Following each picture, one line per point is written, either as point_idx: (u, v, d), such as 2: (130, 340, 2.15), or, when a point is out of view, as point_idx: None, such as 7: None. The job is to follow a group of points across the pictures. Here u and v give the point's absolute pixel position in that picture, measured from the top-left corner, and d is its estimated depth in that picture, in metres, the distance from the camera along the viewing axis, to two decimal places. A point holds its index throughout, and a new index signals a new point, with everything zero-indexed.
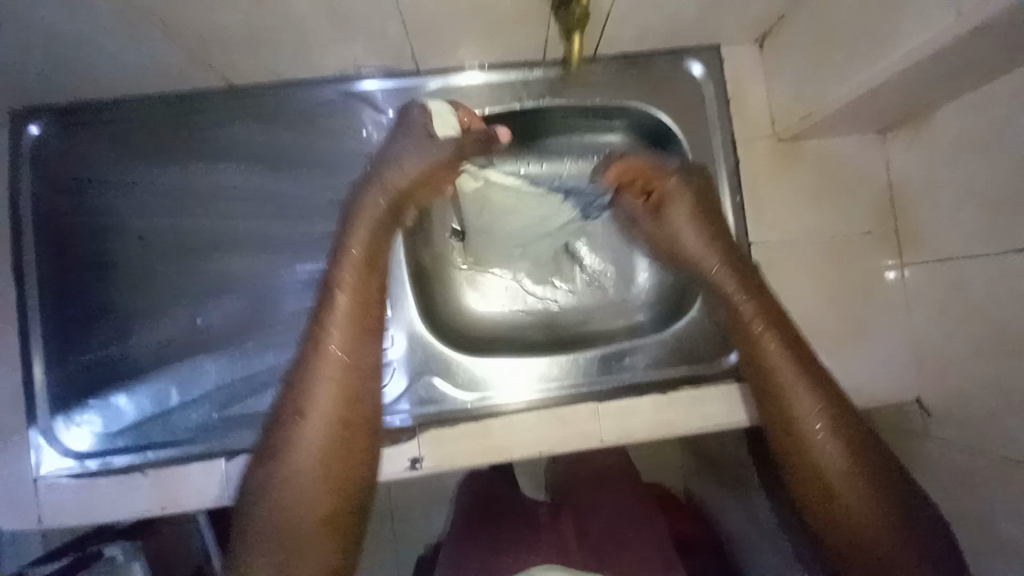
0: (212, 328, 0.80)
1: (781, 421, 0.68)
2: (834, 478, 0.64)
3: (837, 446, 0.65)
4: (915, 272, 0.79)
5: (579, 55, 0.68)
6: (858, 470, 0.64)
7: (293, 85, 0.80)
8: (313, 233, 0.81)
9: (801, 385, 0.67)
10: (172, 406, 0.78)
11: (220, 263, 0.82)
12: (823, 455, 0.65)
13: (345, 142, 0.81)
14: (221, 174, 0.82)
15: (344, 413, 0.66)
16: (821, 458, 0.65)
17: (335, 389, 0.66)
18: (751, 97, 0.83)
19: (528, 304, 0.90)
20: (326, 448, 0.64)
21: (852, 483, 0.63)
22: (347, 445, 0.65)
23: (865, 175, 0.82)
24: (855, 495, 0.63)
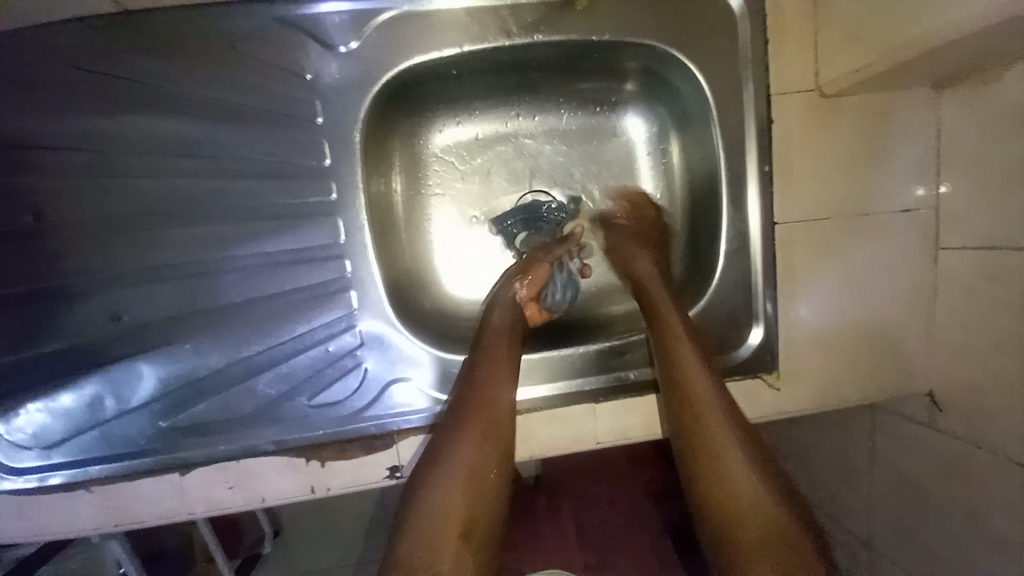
0: (140, 325, 0.67)
1: (700, 446, 0.61)
2: (747, 513, 0.57)
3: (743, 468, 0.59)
4: (948, 256, 0.70)
5: None
6: (756, 499, 0.57)
7: (218, 7, 0.61)
8: (251, 208, 0.66)
9: (720, 407, 0.62)
10: (106, 416, 0.67)
11: (139, 245, 0.66)
12: (723, 473, 0.59)
13: (282, 88, 0.63)
14: (123, 129, 0.63)
15: (480, 432, 0.62)
16: (743, 497, 0.58)
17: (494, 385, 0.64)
18: (793, 36, 0.66)
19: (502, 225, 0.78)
20: (454, 480, 0.60)
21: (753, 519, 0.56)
22: (460, 459, 0.61)
23: (913, 139, 0.69)
24: (762, 528, 0.56)
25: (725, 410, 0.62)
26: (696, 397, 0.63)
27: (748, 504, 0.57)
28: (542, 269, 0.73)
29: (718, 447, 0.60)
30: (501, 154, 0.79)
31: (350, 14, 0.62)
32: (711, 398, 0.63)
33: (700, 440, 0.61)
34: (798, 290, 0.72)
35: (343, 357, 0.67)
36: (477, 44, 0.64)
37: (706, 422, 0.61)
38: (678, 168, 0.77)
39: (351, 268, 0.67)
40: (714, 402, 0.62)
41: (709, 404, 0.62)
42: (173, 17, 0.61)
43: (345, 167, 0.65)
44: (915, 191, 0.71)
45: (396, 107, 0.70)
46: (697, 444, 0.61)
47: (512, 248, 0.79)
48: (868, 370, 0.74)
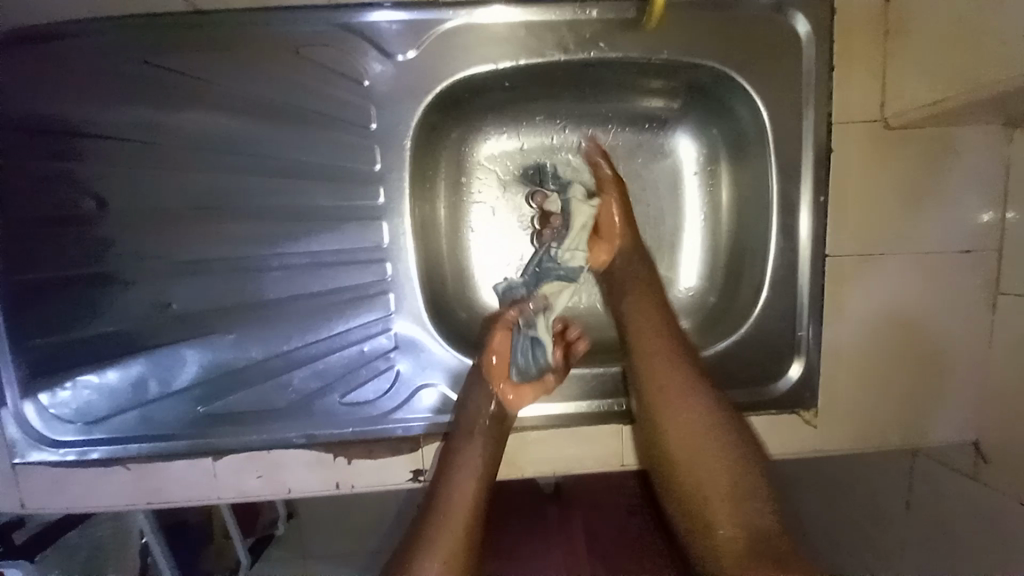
0: (189, 312, 0.69)
1: (658, 411, 0.63)
2: (700, 472, 0.61)
3: (699, 430, 0.62)
4: (1010, 302, 0.66)
5: None
6: (711, 457, 0.61)
7: (287, 11, 0.62)
8: (300, 207, 0.68)
9: (678, 376, 0.63)
10: (150, 397, 0.69)
11: (194, 235, 0.68)
12: (683, 435, 0.62)
13: (340, 93, 0.64)
14: (188, 123, 0.65)
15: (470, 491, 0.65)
16: (699, 456, 0.61)
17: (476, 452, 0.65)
18: (860, 65, 0.64)
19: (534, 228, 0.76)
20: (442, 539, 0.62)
21: (710, 475, 0.61)
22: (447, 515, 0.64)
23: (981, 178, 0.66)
24: (714, 480, 0.60)
25: (679, 378, 0.63)
26: (653, 368, 0.64)
27: (705, 459, 0.61)
28: (498, 339, 0.68)
29: (667, 413, 0.63)
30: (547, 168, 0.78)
31: (405, 23, 0.63)
32: (671, 365, 0.64)
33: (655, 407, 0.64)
34: (843, 326, 0.69)
35: (376, 358, 0.68)
36: (534, 58, 0.64)
37: (659, 393, 0.63)
38: (725, 191, 0.75)
39: (391, 273, 0.67)
40: (663, 371, 0.64)
41: (669, 376, 0.63)
42: (244, 19, 0.63)
43: (394, 173, 0.66)
44: (980, 217, 0.67)
45: (446, 114, 0.71)
46: (655, 415, 0.64)
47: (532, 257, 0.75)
48: (911, 413, 0.71)
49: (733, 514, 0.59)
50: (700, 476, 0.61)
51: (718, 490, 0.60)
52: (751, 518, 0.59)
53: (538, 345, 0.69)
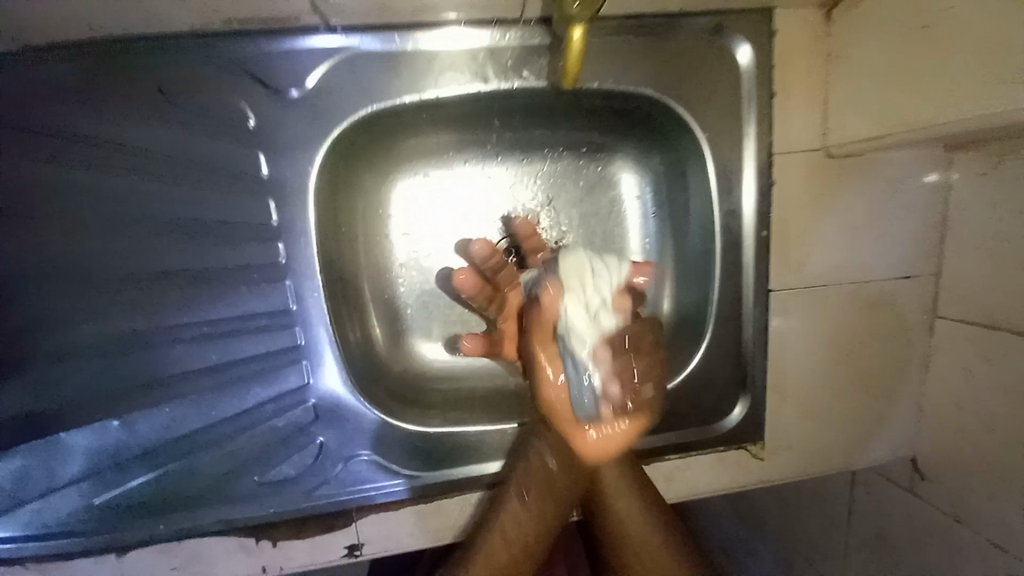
0: (66, 398, 0.59)
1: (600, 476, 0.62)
2: (636, 533, 0.61)
3: (628, 494, 0.61)
4: (944, 326, 0.66)
5: (576, 72, 0.51)
6: (642, 526, 0.61)
7: (154, 45, 0.53)
8: (192, 269, 0.58)
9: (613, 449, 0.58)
10: (32, 495, 0.60)
11: (61, 311, 0.58)
12: (615, 497, 0.62)
13: (223, 138, 0.55)
14: (40, 181, 0.55)
15: None
16: (636, 524, 0.61)
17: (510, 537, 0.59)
18: (801, 89, 0.60)
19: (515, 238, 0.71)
20: None
21: (644, 542, 0.61)
22: None
23: (920, 167, 0.63)
24: (642, 549, 0.61)
25: (614, 448, 0.58)
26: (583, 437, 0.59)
27: (631, 523, 0.61)
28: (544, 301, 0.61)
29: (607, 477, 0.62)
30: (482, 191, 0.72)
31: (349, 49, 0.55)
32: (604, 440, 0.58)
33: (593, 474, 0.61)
34: (789, 361, 0.68)
35: (296, 433, 0.61)
36: (450, 89, 0.57)
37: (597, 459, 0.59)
38: (668, 221, 0.71)
39: (305, 337, 0.60)
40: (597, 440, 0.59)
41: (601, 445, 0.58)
42: (104, 56, 0.53)
43: (299, 226, 0.58)
44: (925, 178, 0.63)
45: (355, 150, 0.62)
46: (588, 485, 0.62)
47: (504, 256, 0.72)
48: (853, 438, 0.71)
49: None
50: (638, 540, 0.61)
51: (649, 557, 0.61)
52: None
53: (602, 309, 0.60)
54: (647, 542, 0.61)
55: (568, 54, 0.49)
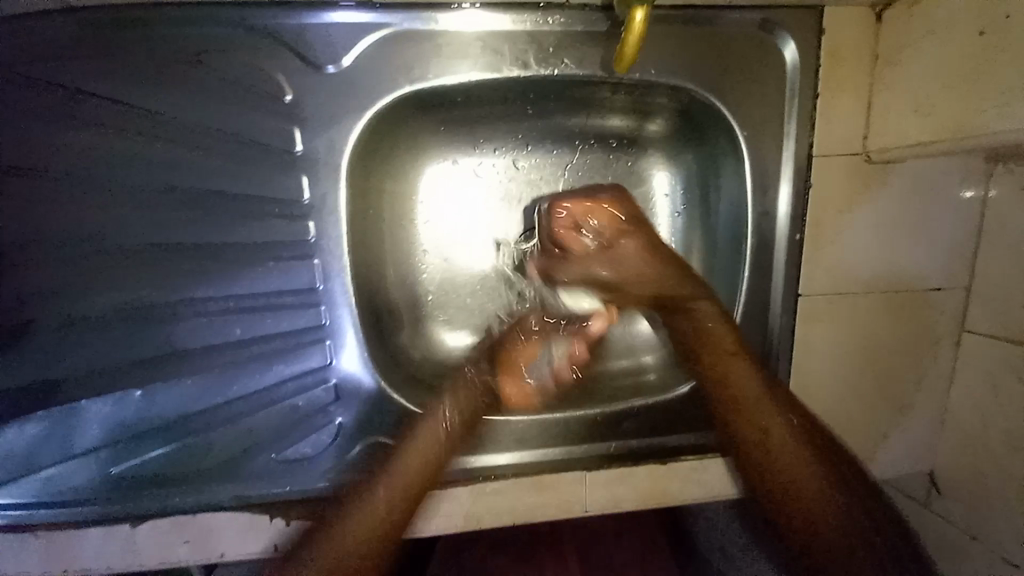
0: (84, 366, 0.58)
1: (744, 416, 0.60)
2: (805, 486, 0.56)
3: (795, 446, 0.58)
4: (972, 340, 0.65)
5: (631, 59, 0.50)
6: (812, 473, 0.57)
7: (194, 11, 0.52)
8: (218, 243, 0.57)
9: (755, 379, 0.60)
10: (46, 462, 0.59)
11: (84, 279, 0.57)
12: (777, 447, 0.58)
13: (258, 111, 0.54)
14: (71, 147, 0.54)
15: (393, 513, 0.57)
16: (806, 478, 0.57)
17: (428, 446, 0.60)
18: (845, 91, 0.59)
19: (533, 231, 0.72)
20: (364, 544, 0.54)
21: (815, 492, 0.56)
22: (374, 508, 0.56)
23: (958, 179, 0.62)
24: (805, 491, 0.56)
25: (754, 382, 0.60)
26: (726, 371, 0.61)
27: (797, 478, 0.57)
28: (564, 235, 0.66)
29: (753, 420, 0.59)
30: (516, 182, 0.71)
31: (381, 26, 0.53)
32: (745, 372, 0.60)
33: (740, 409, 0.60)
34: (813, 367, 0.67)
35: (315, 413, 0.61)
36: (489, 72, 0.56)
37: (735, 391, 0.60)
38: (698, 219, 0.70)
39: (330, 316, 0.60)
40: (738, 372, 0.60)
41: (733, 372, 0.61)
42: (137, 21, 0.52)
43: (330, 205, 0.57)
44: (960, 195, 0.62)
45: (388, 130, 0.62)
46: (726, 400, 0.61)
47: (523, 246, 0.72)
48: (871, 448, 0.71)
49: (819, 514, 0.56)
50: (816, 494, 0.56)
51: (815, 505, 0.56)
52: (819, 492, 0.56)
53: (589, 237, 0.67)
54: (820, 493, 0.56)
55: (626, 40, 0.48)
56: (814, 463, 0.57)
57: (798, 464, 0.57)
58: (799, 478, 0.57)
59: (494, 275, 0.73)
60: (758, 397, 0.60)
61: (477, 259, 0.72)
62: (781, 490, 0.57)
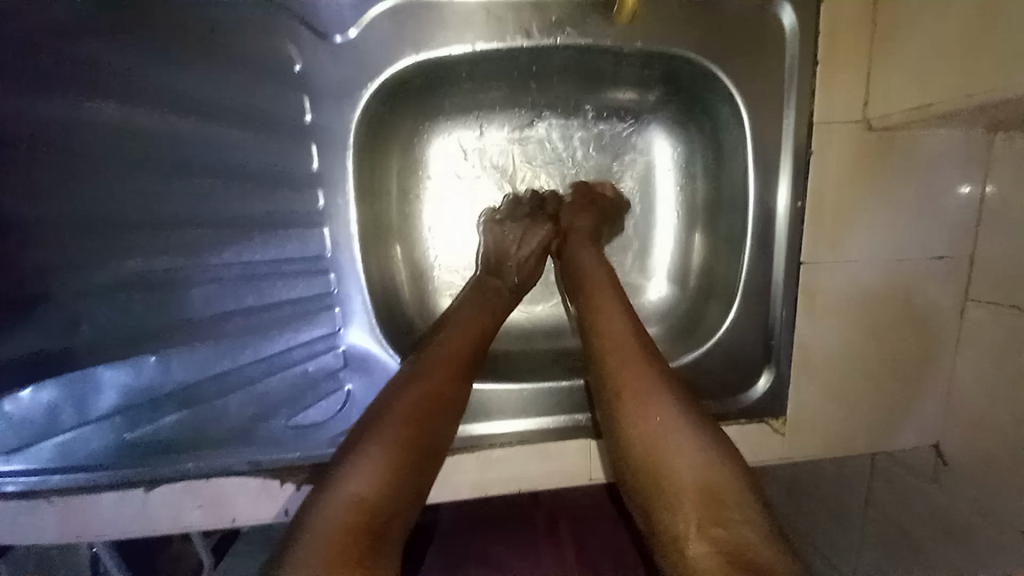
0: (97, 334, 0.60)
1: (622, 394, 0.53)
2: (645, 450, 0.50)
3: (689, 449, 0.48)
4: (976, 310, 0.65)
5: None
6: (684, 456, 0.48)
7: None
8: (230, 211, 0.59)
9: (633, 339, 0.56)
10: (62, 427, 0.61)
11: (97, 247, 0.58)
12: (637, 424, 0.51)
13: (269, 81, 0.56)
14: (86, 116, 0.55)
15: (406, 436, 0.51)
16: (675, 460, 0.48)
17: (406, 395, 0.54)
18: (845, 60, 0.60)
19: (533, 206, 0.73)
20: (395, 450, 0.50)
21: (684, 482, 0.47)
22: (396, 424, 0.52)
23: (959, 173, 0.63)
24: (664, 472, 0.48)
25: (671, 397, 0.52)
26: (620, 351, 0.56)
27: (639, 443, 0.50)
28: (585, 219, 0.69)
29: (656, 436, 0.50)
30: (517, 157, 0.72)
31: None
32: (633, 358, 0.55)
33: (626, 391, 0.53)
34: (817, 337, 0.67)
35: (324, 379, 0.62)
36: (493, 43, 0.57)
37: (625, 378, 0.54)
38: (700, 192, 0.71)
39: (338, 284, 0.61)
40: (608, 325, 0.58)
41: (632, 358, 0.55)
42: None
43: (337, 174, 0.59)
44: (960, 190, 0.64)
45: (395, 103, 0.63)
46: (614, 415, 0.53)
47: None
48: (876, 420, 0.71)
49: (710, 501, 0.46)
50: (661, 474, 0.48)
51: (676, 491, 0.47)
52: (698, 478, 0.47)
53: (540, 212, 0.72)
54: (685, 480, 0.47)
55: None
56: (690, 446, 0.49)
57: (693, 461, 0.48)
58: (674, 469, 0.48)
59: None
60: (664, 400, 0.52)
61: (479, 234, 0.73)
62: (652, 493, 0.48)
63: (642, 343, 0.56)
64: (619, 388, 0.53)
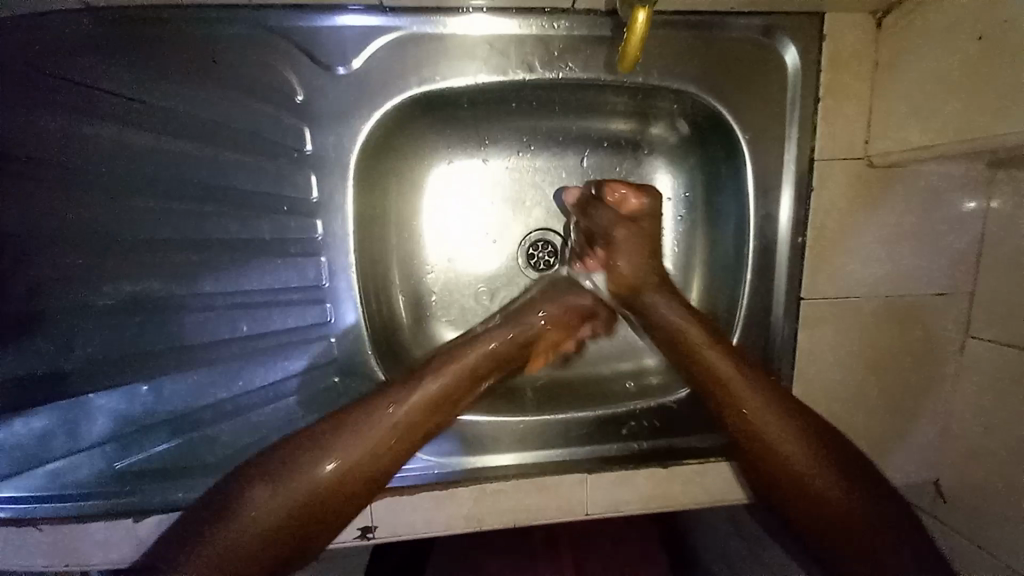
0: (93, 360, 0.59)
1: (265, 474, 0.54)
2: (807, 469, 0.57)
3: (835, 477, 0.57)
4: (977, 346, 0.65)
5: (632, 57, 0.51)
6: (288, 511, 0.53)
7: (210, 15, 0.53)
8: (229, 238, 0.59)
9: (782, 424, 0.58)
10: (55, 454, 0.60)
11: (95, 272, 0.58)
12: (793, 461, 0.58)
13: (272, 112, 0.56)
14: (86, 144, 0.55)
15: (377, 451, 0.56)
16: (815, 485, 0.57)
17: (405, 414, 0.58)
18: (846, 97, 0.60)
19: (531, 234, 0.73)
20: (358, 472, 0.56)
21: (263, 537, 0.53)
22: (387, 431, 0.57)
23: (957, 192, 0.62)
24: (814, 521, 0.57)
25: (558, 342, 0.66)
26: (754, 423, 0.59)
27: (335, 502, 0.55)
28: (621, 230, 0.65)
29: (294, 481, 0.54)
30: (515, 185, 0.72)
31: (384, 30, 0.55)
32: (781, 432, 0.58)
33: (785, 465, 0.58)
34: (817, 371, 0.66)
35: (317, 410, 0.61)
36: (495, 75, 0.57)
37: (275, 467, 0.54)
38: (702, 223, 0.71)
39: (335, 313, 0.60)
40: (768, 423, 0.59)
41: (363, 452, 0.56)
42: (156, 23, 0.53)
43: (336, 202, 0.58)
44: (964, 206, 0.62)
45: (397, 130, 0.63)
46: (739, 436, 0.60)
47: (522, 246, 0.73)
48: (876, 455, 0.70)
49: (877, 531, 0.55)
50: (796, 490, 0.58)
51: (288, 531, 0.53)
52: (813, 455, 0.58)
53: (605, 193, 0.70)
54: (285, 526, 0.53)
55: (631, 39, 0.49)
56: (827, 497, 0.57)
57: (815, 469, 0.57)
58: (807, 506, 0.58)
59: (501, 275, 0.73)
60: (817, 459, 0.58)
61: (476, 261, 0.73)
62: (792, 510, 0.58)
63: (782, 419, 0.58)
64: (764, 449, 0.59)
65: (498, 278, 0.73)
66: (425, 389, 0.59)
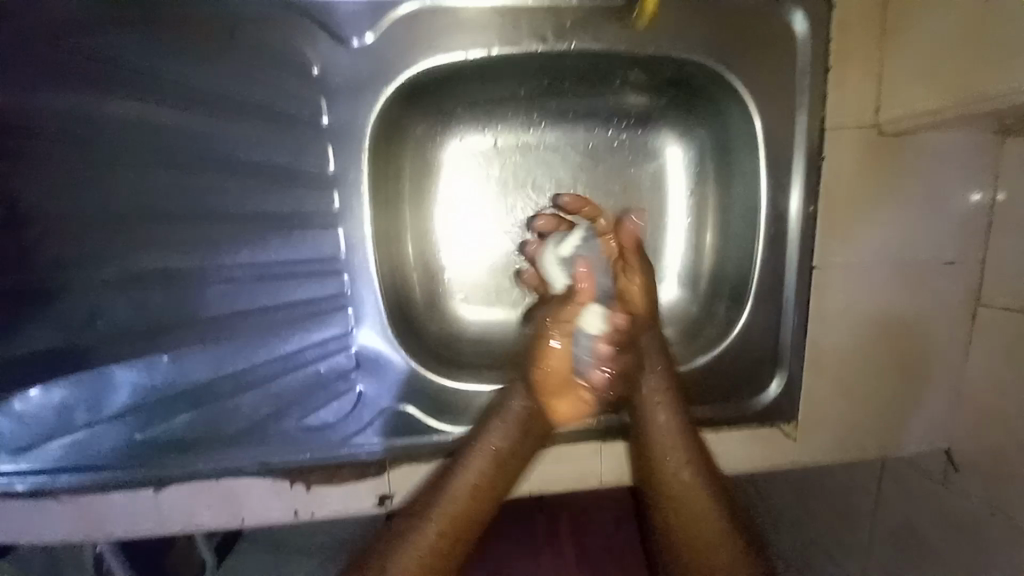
0: (117, 332, 0.60)
1: (387, 547, 0.57)
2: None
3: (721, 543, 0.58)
4: (988, 314, 0.65)
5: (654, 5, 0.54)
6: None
7: None
8: (247, 211, 0.60)
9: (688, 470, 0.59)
10: (77, 425, 0.61)
11: (118, 247, 0.59)
12: (685, 507, 0.58)
13: (291, 84, 0.57)
14: (108, 118, 0.56)
15: (468, 508, 0.58)
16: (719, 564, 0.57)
17: (478, 469, 0.58)
18: (855, 64, 0.60)
19: (542, 210, 0.74)
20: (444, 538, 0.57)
21: None
22: (470, 484, 0.58)
23: (968, 186, 0.63)
24: None
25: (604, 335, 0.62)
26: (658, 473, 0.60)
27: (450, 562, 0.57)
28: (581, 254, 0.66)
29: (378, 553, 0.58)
30: (526, 160, 0.73)
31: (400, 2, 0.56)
32: (679, 469, 0.59)
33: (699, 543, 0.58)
34: (827, 340, 0.67)
35: (336, 379, 0.62)
36: (508, 46, 0.58)
37: (393, 547, 0.57)
38: (712, 196, 0.71)
39: (351, 285, 0.61)
40: (675, 473, 0.59)
41: (443, 520, 0.58)
42: None
43: (353, 175, 0.60)
44: (970, 198, 0.64)
45: (410, 105, 0.64)
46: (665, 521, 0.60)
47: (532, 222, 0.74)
48: (887, 425, 0.70)
49: None
50: (701, 542, 0.58)
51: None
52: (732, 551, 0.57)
53: (611, 179, 0.74)
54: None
55: None
56: None
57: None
58: None
59: (513, 251, 0.74)
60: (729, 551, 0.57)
61: (488, 237, 0.74)
62: None
63: (691, 464, 0.59)
64: (668, 492, 0.59)
65: (511, 255, 0.74)
66: (485, 442, 0.59)
